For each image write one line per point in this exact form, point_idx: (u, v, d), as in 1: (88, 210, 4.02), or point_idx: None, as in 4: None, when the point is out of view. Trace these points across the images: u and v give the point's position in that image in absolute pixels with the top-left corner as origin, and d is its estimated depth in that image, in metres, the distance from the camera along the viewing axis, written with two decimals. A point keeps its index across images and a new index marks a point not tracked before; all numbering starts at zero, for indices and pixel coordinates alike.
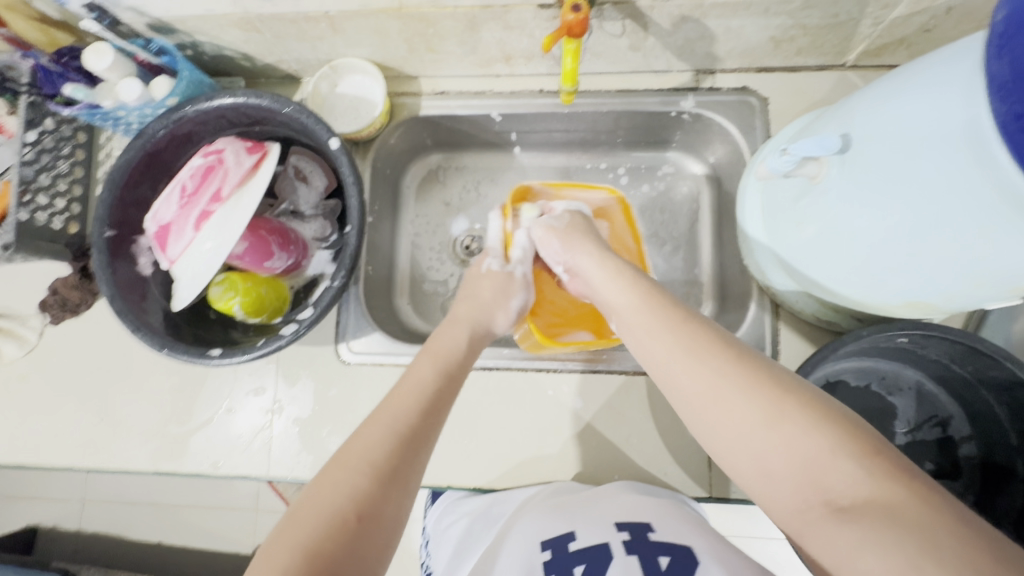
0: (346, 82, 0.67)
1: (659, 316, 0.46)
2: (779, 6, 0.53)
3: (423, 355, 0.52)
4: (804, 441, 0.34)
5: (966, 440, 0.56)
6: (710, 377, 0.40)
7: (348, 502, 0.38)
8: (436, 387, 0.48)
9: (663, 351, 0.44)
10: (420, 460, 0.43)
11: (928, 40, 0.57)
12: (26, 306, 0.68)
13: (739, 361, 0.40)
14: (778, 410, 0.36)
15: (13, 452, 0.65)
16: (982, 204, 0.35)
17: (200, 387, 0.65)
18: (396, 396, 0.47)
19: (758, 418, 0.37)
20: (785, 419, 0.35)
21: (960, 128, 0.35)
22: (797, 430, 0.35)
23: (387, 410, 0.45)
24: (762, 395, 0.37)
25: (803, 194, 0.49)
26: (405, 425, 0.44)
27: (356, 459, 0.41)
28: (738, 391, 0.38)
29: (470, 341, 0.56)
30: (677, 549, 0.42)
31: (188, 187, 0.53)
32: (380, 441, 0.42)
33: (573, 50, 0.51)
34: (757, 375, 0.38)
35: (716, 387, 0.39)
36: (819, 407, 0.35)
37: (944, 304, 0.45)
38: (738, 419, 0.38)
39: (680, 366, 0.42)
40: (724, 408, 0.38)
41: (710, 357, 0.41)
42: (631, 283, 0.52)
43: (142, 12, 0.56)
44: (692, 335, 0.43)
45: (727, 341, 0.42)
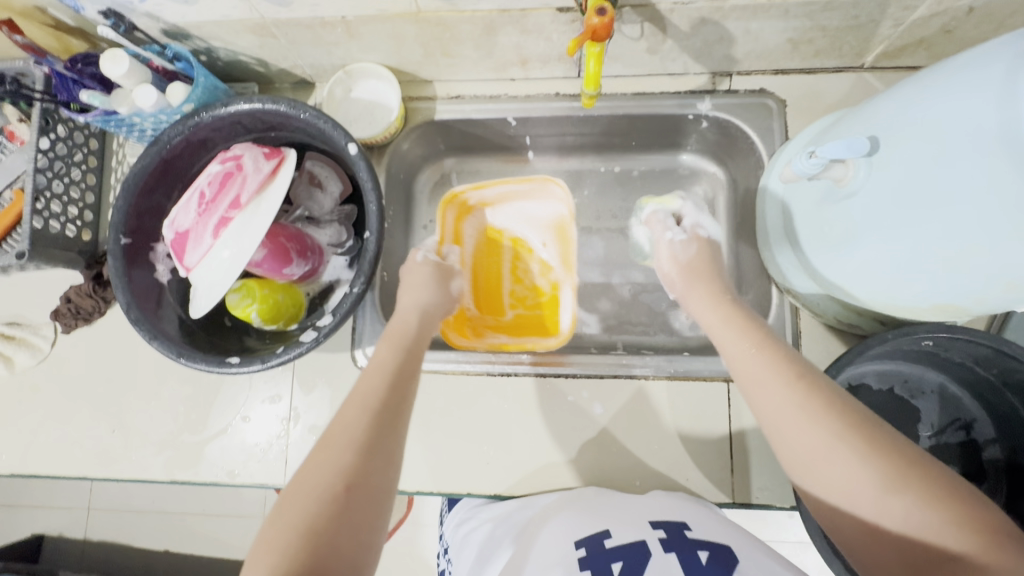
0: (360, 87, 0.66)
1: (767, 361, 0.43)
2: (799, 8, 0.53)
3: (387, 336, 0.53)
4: (922, 513, 0.34)
5: (990, 442, 0.55)
6: (826, 435, 0.38)
7: (335, 476, 0.39)
8: (399, 363, 0.49)
9: (769, 401, 0.42)
10: (396, 431, 0.44)
11: (948, 41, 0.57)
12: (38, 315, 0.68)
13: (855, 421, 0.38)
14: (896, 478, 0.35)
15: (27, 462, 0.65)
16: (1021, 208, 0.34)
17: (215, 395, 0.65)
18: (364, 376, 0.47)
19: (875, 485, 0.36)
20: (905, 486, 0.35)
21: (997, 129, 0.34)
22: (913, 500, 0.35)
23: (358, 391, 0.46)
24: (883, 460, 0.36)
25: (828, 197, 0.49)
26: (374, 401, 0.44)
27: (338, 438, 0.42)
28: (855, 456, 0.37)
29: (423, 321, 0.56)
30: (715, 546, 0.42)
31: (206, 194, 0.52)
32: (355, 418, 0.43)
33: (596, 54, 0.50)
34: (878, 440, 0.37)
35: (829, 446, 0.38)
36: (935, 477, 0.35)
37: (973, 307, 0.44)
38: (852, 484, 0.37)
39: (787, 419, 0.40)
40: (837, 470, 0.37)
41: (822, 417, 0.39)
42: (745, 324, 0.48)
43: (158, 18, 0.56)
44: (805, 386, 0.41)
45: (841, 398, 0.40)
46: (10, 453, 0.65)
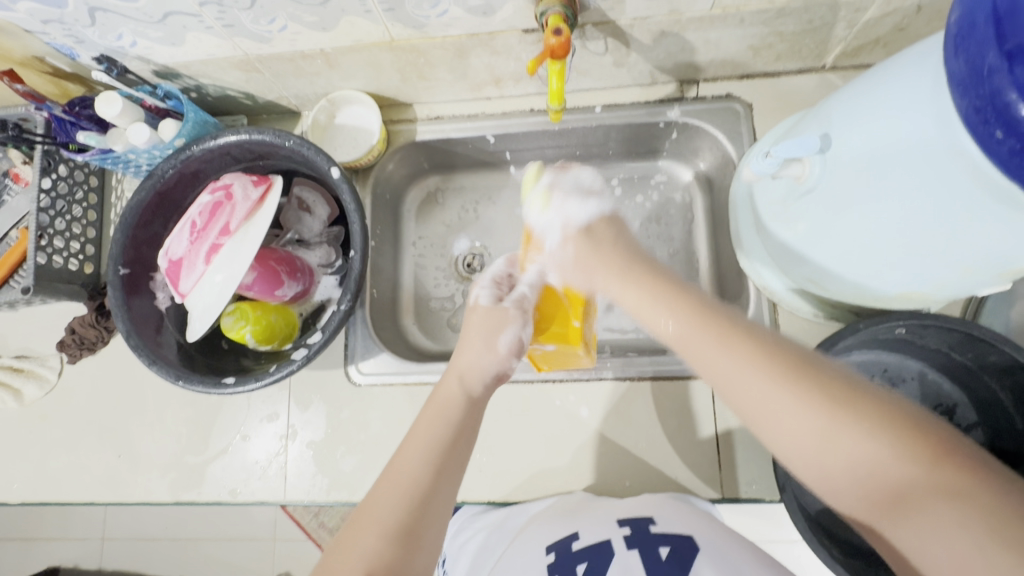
0: (343, 113, 0.69)
1: (701, 328, 0.44)
2: (753, 16, 0.55)
3: (425, 414, 0.50)
4: (865, 443, 0.34)
5: (973, 427, 0.56)
6: (765, 385, 0.39)
7: (386, 531, 0.41)
8: (440, 437, 0.48)
9: (708, 368, 0.43)
10: (442, 494, 0.44)
11: (903, 38, 0.59)
12: (45, 347, 0.70)
13: (788, 369, 0.39)
14: (835, 420, 0.36)
15: (37, 490, 0.67)
16: (958, 194, 0.36)
17: (216, 416, 0.67)
18: (400, 457, 0.46)
19: (818, 431, 0.36)
20: (844, 428, 0.35)
21: (932, 122, 0.36)
22: (852, 437, 0.35)
23: (419, 433, 0.48)
24: (812, 402, 0.37)
25: (790, 194, 0.51)
26: (415, 480, 0.44)
27: (397, 482, 0.44)
28: (790, 402, 0.37)
29: (488, 334, 0.56)
30: (677, 538, 0.46)
31: (198, 223, 0.55)
32: (414, 463, 0.45)
33: (558, 71, 0.52)
34: (816, 382, 0.37)
35: (762, 399, 0.39)
36: (875, 409, 0.35)
37: (936, 293, 0.46)
38: (794, 433, 0.37)
39: (730, 375, 0.41)
40: (777, 417, 0.38)
41: (757, 371, 0.39)
42: (664, 293, 0.49)
43: (148, 60, 0.60)
44: (747, 342, 0.41)
45: (779, 349, 0.41)
46: (21, 482, 0.67)
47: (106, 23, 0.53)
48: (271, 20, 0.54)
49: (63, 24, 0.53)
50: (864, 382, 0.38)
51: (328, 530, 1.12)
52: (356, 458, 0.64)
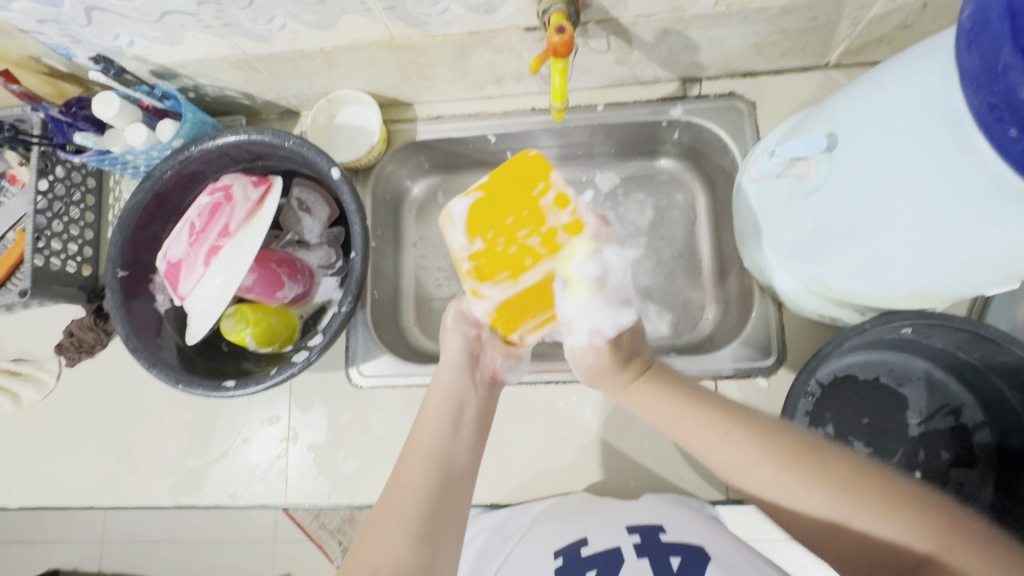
0: (343, 113, 0.69)
1: (701, 421, 0.48)
2: (757, 14, 0.55)
3: (426, 412, 0.51)
4: (883, 529, 0.40)
5: (980, 426, 0.56)
6: (779, 483, 0.44)
7: (402, 537, 0.41)
8: (448, 440, 0.49)
9: (717, 460, 0.47)
10: (455, 496, 0.45)
11: (907, 36, 0.59)
12: (44, 349, 0.70)
13: (799, 461, 0.44)
14: (849, 506, 0.41)
15: (36, 494, 0.66)
16: (969, 192, 0.36)
17: (216, 419, 0.66)
18: (407, 459, 0.47)
19: (838, 514, 0.42)
20: (860, 514, 0.41)
21: (940, 119, 0.36)
22: (867, 522, 0.41)
23: (419, 438, 0.49)
24: (829, 493, 0.42)
25: (796, 193, 0.50)
26: (428, 480, 0.45)
27: (405, 488, 0.44)
28: (808, 495, 0.43)
29: (453, 333, 0.56)
30: (687, 548, 0.45)
31: (196, 225, 0.55)
32: (422, 470, 0.46)
33: (561, 69, 0.52)
34: (826, 470, 0.43)
35: (780, 490, 0.44)
36: (887, 493, 0.41)
37: (943, 292, 0.45)
38: (816, 517, 0.43)
39: (742, 472, 0.46)
40: (797, 506, 0.44)
41: (774, 464, 0.44)
42: (665, 385, 0.51)
43: (146, 60, 0.59)
44: (757, 430, 0.46)
45: (787, 435, 0.45)
46: (19, 486, 0.67)
47: (103, 22, 0.53)
48: (270, 19, 0.53)
49: (59, 24, 0.53)
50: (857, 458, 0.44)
51: (330, 531, 1.11)
52: (358, 461, 0.63)
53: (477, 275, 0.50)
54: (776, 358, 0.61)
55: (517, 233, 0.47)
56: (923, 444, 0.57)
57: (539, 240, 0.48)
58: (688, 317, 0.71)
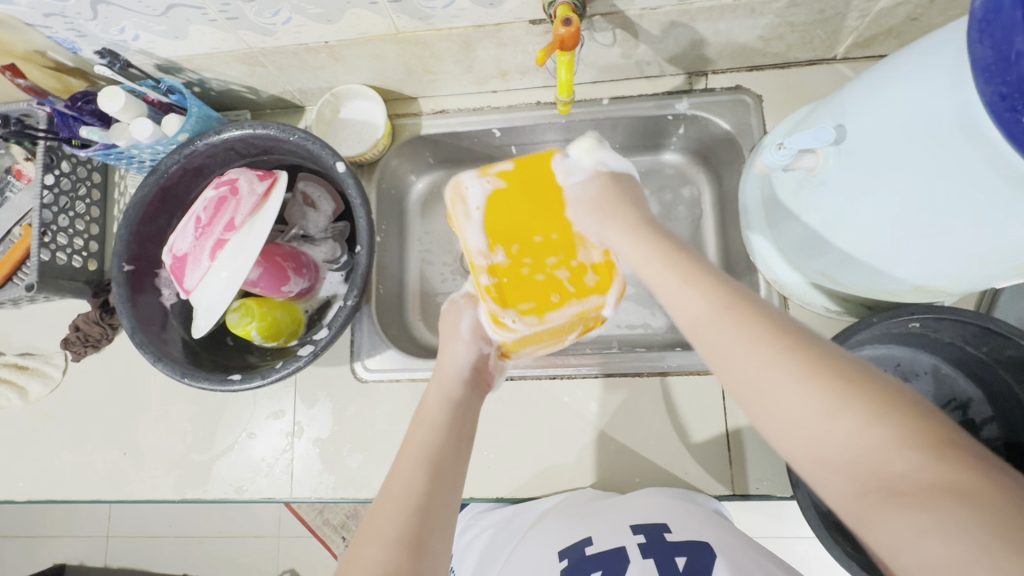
0: (347, 108, 0.69)
1: (704, 287, 0.40)
2: (765, 6, 0.54)
3: (419, 423, 0.51)
4: (870, 434, 0.30)
5: (987, 422, 0.55)
6: (762, 360, 0.35)
7: (392, 543, 0.40)
8: (440, 447, 0.48)
9: (706, 345, 0.39)
10: (445, 497, 0.45)
11: (916, 28, 0.58)
12: (49, 344, 0.70)
13: (791, 343, 0.35)
14: (838, 399, 0.32)
15: (42, 488, 0.67)
16: (979, 185, 0.35)
17: (221, 413, 0.66)
18: (399, 467, 0.47)
19: (819, 411, 0.32)
20: (846, 411, 0.31)
21: (950, 110, 0.35)
22: (856, 422, 0.30)
23: (412, 444, 0.49)
24: (820, 381, 0.32)
25: (803, 186, 0.50)
26: (420, 485, 0.44)
27: (397, 494, 0.44)
28: (793, 384, 0.33)
29: (461, 340, 0.58)
30: (692, 547, 0.45)
31: (202, 219, 0.55)
32: (412, 474, 0.45)
33: (567, 62, 0.52)
34: (817, 360, 0.33)
35: (741, 341, 0.36)
36: (886, 396, 0.31)
37: (951, 286, 0.45)
38: (793, 407, 0.33)
39: (726, 348, 0.37)
40: (774, 397, 0.34)
41: (760, 342, 0.35)
42: (665, 251, 0.44)
43: (151, 54, 0.59)
44: (751, 321, 0.37)
45: (786, 328, 0.36)
46: (26, 480, 0.67)
47: (108, 16, 0.53)
48: (275, 13, 0.53)
49: (64, 18, 0.53)
50: (872, 369, 0.34)
51: (333, 527, 1.11)
52: (363, 455, 0.63)
53: (498, 295, 0.54)
54: None
55: (547, 259, 0.55)
56: None
57: (568, 273, 0.55)
58: None
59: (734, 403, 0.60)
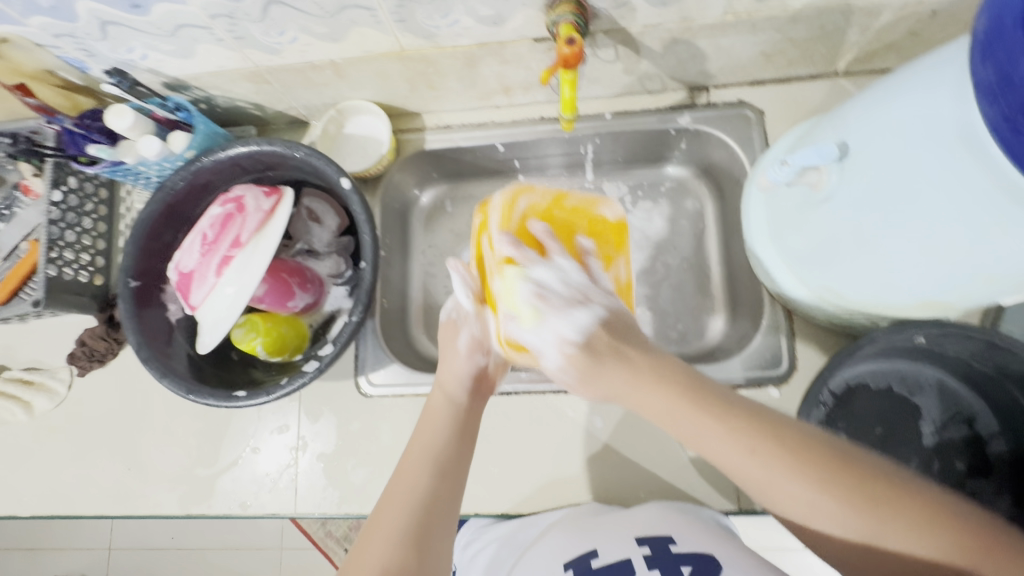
0: (352, 124, 0.69)
1: (727, 421, 0.41)
2: (765, 22, 0.55)
3: (425, 425, 0.52)
4: (869, 520, 0.36)
5: (995, 436, 0.55)
6: (800, 489, 0.38)
7: (396, 543, 0.43)
8: (443, 447, 0.50)
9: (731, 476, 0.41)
10: (447, 499, 0.46)
11: (916, 43, 0.59)
12: (55, 358, 0.70)
13: (774, 439, 0.40)
14: (837, 495, 0.37)
15: (47, 503, 0.67)
16: (985, 203, 0.36)
17: (226, 428, 0.66)
18: (405, 469, 0.48)
19: (818, 504, 0.37)
20: (889, 522, 0.36)
21: (951, 127, 0.36)
22: (859, 513, 0.36)
23: (418, 444, 0.50)
24: (817, 470, 0.38)
25: (806, 203, 0.50)
26: (424, 488, 0.46)
27: (401, 494, 0.46)
28: (802, 482, 0.38)
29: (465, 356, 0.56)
30: (697, 558, 0.45)
31: (208, 235, 0.55)
32: (418, 475, 0.47)
33: (570, 80, 0.52)
34: (804, 458, 0.38)
35: (777, 472, 0.38)
36: (865, 479, 0.37)
37: (957, 301, 0.45)
38: (804, 508, 0.38)
39: (731, 457, 0.40)
40: (818, 517, 0.38)
41: (761, 444, 0.39)
42: (639, 363, 0.46)
43: (159, 72, 0.60)
44: (740, 425, 0.41)
45: (771, 425, 0.41)
46: (30, 495, 0.67)
47: (117, 36, 0.53)
48: (281, 32, 0.54)
49: (74, 38, 0.53)
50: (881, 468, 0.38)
51: (337, 539, 1.11)
52: (367, 470, 0.63)
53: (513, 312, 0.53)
54: (787, 366, 0.61)
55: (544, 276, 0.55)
56: (936, 454, 0.56)
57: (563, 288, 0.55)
58: (697, 325, 0.70)
59: None
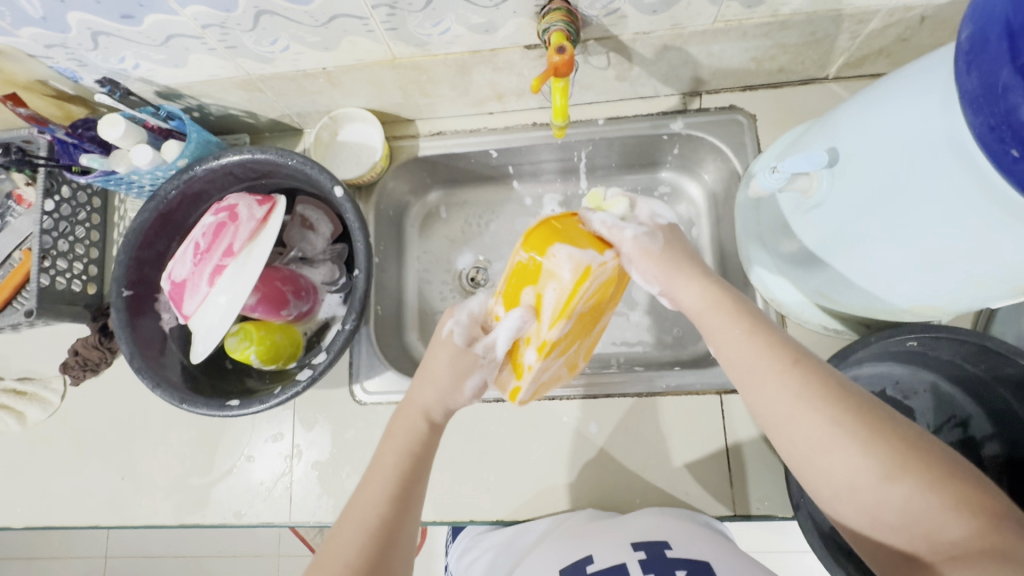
0: (346, 131, 0.69)
1: (765, 344, 0.42)
2: (756, 29, 0.55)
3: (391, 440, 0.49)
4: (923, 497, 0.35)
5: (988, 439, 0.55)
6: (821, 425, 0.38)
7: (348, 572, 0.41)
8: (406, 470, 0.47)
9: (741, 362, 0.42)
10: (405, 526, 0.45)
11: (906, 48, 0.59)
12: (49, 368, 0.70)
13: (836, 398, 0.38)
14: (898, 466, 0.36)
15: (40, 514, 0.66)
16: (973, 211, 0.36)
17: (220, 437, 0.66)
18: (364, 493, 0.46)
19: (864, 473, 0.36)
20: (903, 475, 0.36)
21: (941, 133, 0.36)
22: (913, 488, 0.35)
23: (382, 463, 0.47)
24: (880, 446, 0.36)
25: (798, 208, 0.50)
26: (375, 521, 0.43)
27: (357, 517, 0.44)
28: (857, 450, 0.37)
29: (455, 364, 0.51)
30: (692, 562, 0.46)
31: (201, 245, 0.55)
32: (378, 498, 0.45)
33: (562, 88, 0.52)
34: (869, 424, 0.37)
35: (805, 401, 0.39)
36: (925, 455, 0.36)
37: (949, 306, 0.45)
38: (856, 470, 0.37)
39: (785, 410, 0.39)
40: (834, 455, 0.37)
41: (823, 405, 0.38)
42: (725, 302, 0.45)
43: (151, 81, 0.60)
44: (805, 381, 0.39)
45: (840, 386, 0.40)
46: (24, 506, 0.66)
47: (109, 46, 0.53)
48: (273, 41, 0.54)
49: (66, 48, 0.53)
50: (943, 454, 0.37)
51: None
52: (362, 478, 0.63)
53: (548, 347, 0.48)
54: None
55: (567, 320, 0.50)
56: None
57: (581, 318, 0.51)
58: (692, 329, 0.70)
59: (734, 421, 0.60)
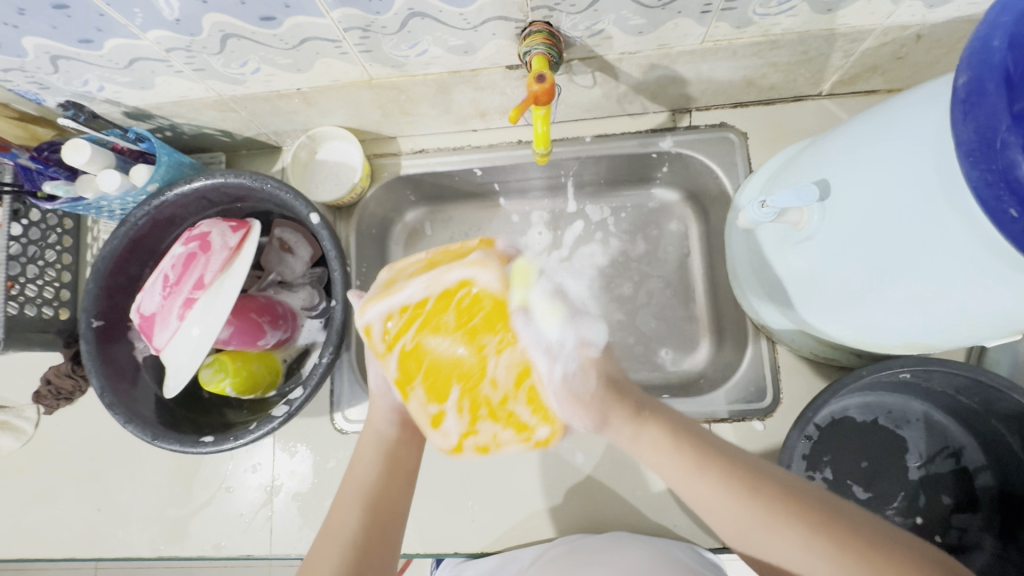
0: (325, 149, 0.67)
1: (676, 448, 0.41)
2: (746, 48, 0.53)
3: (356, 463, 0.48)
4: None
5: (981, 470, 0.54)
6: (753, 523, 0.36)
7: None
8: (378, 478, 0.46)
9: (661, 468, 0.41)
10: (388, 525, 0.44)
11: (901, 66, 0.57)
12: (21, 396, 0.68)
13: (756, 490, 0.37)
14: (836, 550, 0.34)
15: (14, 546, 0.64)
16: (969, 257, 0.34)
17: (199, 466, 0.65)
18: (335, 510, 0.45)
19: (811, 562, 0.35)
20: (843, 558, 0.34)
21: (934, 176, 0.34)
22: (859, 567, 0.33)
23: (353, 475, 0.47)
24: (815, 533, 0.35)
25: (788, 240, 0.49)
26: (351, 527, 0.43)
27: (334, 530, 0.43)
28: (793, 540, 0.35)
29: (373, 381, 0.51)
30: None
31: (170, 277, 0.53)
32: (350, 513, 0.43)
33: (542, 115, 0.50)
34: (797, 508, 0.36)
35: (730, 503, 0.37)
36: (863, 530, 0.35)
37: (941, 344, 0.44)
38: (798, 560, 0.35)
39: (720, 512, 0.38)
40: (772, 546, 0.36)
41: (751, 501, 0.37)
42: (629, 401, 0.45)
43: (118, 102, 0.57)
44: (719, 478, 0.38)
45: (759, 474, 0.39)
46: None
47: (71, 69, 0.51)
48: (243, 64, 0.51)
49: (24, 72, 0.51)
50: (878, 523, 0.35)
51: None
52: None
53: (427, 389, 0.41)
54: (771, 400, 0.59)
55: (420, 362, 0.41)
56: (922, 488, 0.56)
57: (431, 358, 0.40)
58: (682, 350, 0.69)
59: None
